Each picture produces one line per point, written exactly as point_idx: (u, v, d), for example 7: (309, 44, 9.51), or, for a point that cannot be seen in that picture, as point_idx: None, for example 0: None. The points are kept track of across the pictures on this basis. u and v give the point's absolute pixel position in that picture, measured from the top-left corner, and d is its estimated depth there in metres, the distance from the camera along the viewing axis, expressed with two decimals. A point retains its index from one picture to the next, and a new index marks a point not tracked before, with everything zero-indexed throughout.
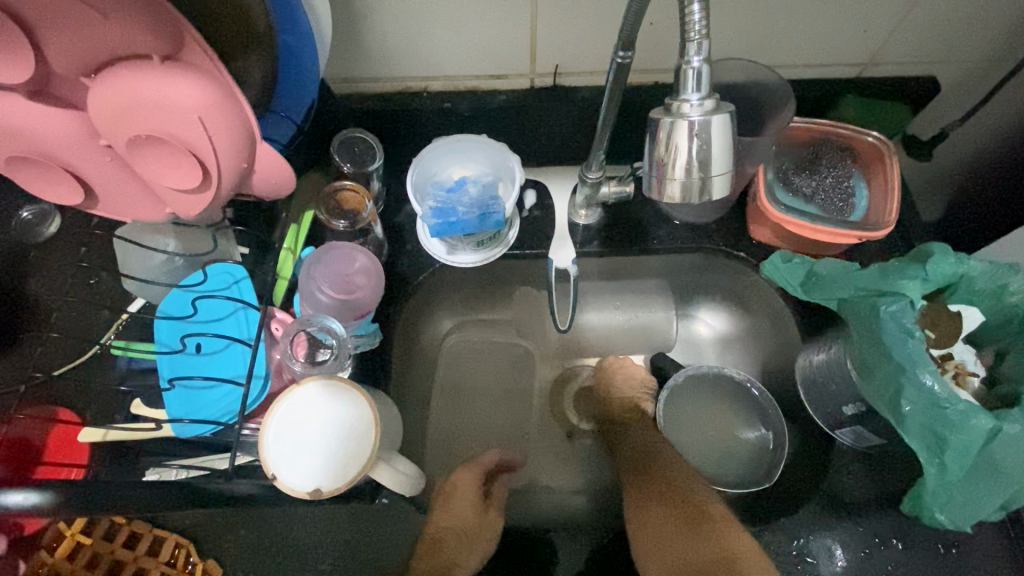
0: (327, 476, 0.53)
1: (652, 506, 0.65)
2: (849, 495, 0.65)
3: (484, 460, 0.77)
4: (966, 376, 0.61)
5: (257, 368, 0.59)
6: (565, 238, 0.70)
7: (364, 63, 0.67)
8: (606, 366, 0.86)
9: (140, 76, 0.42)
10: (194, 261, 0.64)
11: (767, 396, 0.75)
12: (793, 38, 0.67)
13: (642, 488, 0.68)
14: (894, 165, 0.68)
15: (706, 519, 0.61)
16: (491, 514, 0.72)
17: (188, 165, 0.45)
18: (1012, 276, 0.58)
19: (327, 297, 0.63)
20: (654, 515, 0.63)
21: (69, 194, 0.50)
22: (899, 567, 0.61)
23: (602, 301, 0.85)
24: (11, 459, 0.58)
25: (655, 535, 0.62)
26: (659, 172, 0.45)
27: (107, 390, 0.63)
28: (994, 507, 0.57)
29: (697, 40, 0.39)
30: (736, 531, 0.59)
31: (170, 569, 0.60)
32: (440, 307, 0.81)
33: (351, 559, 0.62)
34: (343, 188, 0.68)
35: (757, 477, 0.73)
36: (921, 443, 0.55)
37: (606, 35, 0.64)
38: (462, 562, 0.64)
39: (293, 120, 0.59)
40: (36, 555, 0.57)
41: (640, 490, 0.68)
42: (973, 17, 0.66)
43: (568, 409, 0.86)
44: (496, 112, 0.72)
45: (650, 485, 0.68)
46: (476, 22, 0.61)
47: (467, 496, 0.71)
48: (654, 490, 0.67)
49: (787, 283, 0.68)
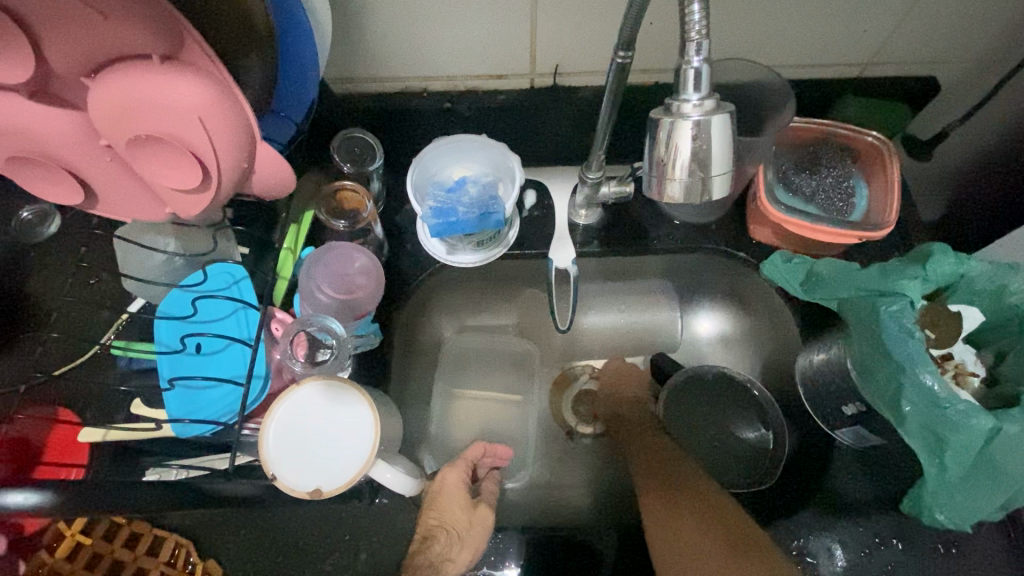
0: (327, 476, 0.53)
1: (676, 526, 0.62)
2: (849, 495, 0.65)
3: (470, 455, 0.73)
4: (966, 376, 0.61)
5: (257, 368, 0.59)
6: (565, 237, 0.70)
7: (364, 63, 0.67)
8: (611, 369, 0.86)
9: (139, 77, 0.42)
10: (194, 261, 0.64)
11: (767, 395, 0.77)
12: (792, 39, 0.67)
13: (667, 498, 0.66)
14: (894, 165, 0.68)
15: (756, 550, 0.56)
16: (482, 509, 0.66)
17: (188, 164, 0.45)
18: (1012, 276, 0.58)
19: (327, 297, 0.63)
20: (685, 534, 0.60)
21: (69, 194, 0.50)
22: (899, 567, 0.61)
23: (605, 302, 0.84)
24: (12, 458, 0.58)
25: (682, 552, 0.59)
26: (659, 172, 0.45)
27: (107, 390, 0.63)
28: (995, 506, 0.57)
29: (697, 40, 0.39)
30: (785, 568, 0.54)
31: (170, 569, 0.60)
32: (440, 308, 0.81)
33: (350, 558, 0.62)
34: (344, 187, 0.68)
35: (757, 476, 0.73)
36: (922, 443, 0.55)
37: (606, 36, 0.64)
38: (453, 558, 0.60)
39: (293, 120, 0.59)
40: (35, 554, 0.57)
41: (666, 504, 0.65)
42: (973, 17, 0.66)
43: (567, 411, 0.86)
44: (495, 112, 0.72)
45: (678, 506, 0.64)
46: (476, 23, 0.62)
47: (455, 492, 0.66)
48: (676, 505, 0.64)
49: (788, 282, 0.68)
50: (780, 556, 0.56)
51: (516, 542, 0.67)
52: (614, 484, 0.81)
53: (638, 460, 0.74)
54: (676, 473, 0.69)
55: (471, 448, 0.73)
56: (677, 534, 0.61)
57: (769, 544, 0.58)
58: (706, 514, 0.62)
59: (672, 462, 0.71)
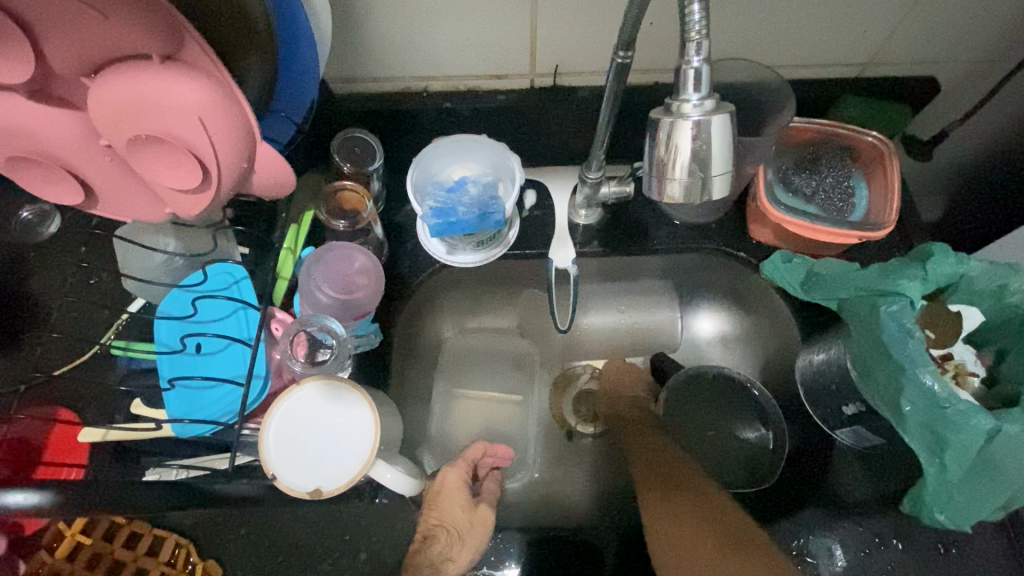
0: (327, 476, 0.53)
1: (677, 524, 0.62)
2: (847, 496, 0.66)
3: (471, 455, 0.73)
4: (966, 376, 0.62)
5: (257, 368, 0.59)
6: (566, 238, 0.70)
7: (365, 63, 0.67)
8: (610, 369, 0.85)
9: (139, 76, 0.42)
10: (194, 261, 0.64)
11: (767, 395, 0.76)
12: (792, 39, 0.67)
13: (667, 497, 0.66)
14: (894, 166, 0.68)
15: (757, 550, 0.56)
16: (483, 509, 0.66)
17: (188, 164, 0.45)
18: (1012, 276, 0.58)
19: (327, 297, 0.63)
20: (684, 532, 0.60)
21: (69, 194, 0.50)
22: (898, 567, 0.61)
23: (605, 303, 0.84)
24: (12, 458, 0.59)
25: (684, 552, 0.59)
26: (659, 172, 0.45)
27: (107, 390, 0.63)
28: (994, 507, 0.57)
29: (697, 40, 0.40)
30: (785, 568, 0.54)
31: (170, 569, 0.60)
32: (441, 307, 0.81)
33: (350, 559, 0.62)
34: (344, 188, 0.67)
35: (756, 475, 0.73)
36: (921, 443, 0.55)
37: (606, 36, 0.64)
38: (453, 558, 0.61)
39: (293, 120, 0.58)
40: (36, 555, 0.58)
41: (666, 504, 0.65)
42: (973, 18, 0.65)
43: (568, 412, 0.85)
44: (495, 112, 0.72)
45: (679, 506, 0.64)
46: (475, 23, 0.62)
47: (455, 494, 0.66)
48: (676, 505, 0.64)
49: (788, 282, 0.68)
50: (784, 560, 0.56)
51: (516, 542, 0.67)
52: (614, 484, 0.81)
53: (638, 460, 0.74)
54: (677, 473, 0.69)
55: (471, 448, 0.74)
56: (677, 532, 0.61)
57: (771, 544, 0.58)
58: (704, 514, 0.62)
59: (674, 462, 0.71)
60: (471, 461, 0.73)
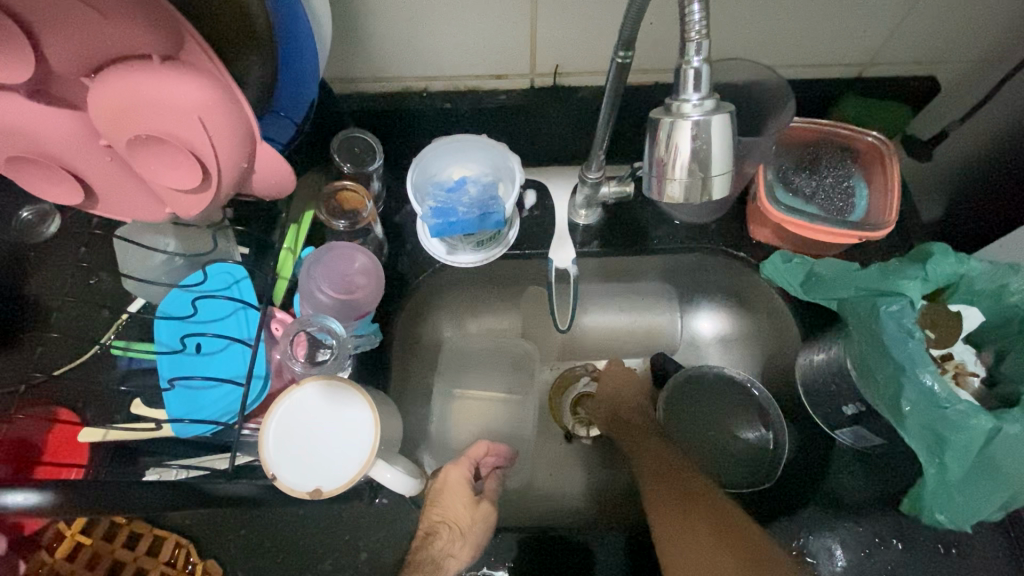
0: (327, 476, 0.53)
1: (684, 523, 0.61)
2: (848, 496, 0.65)
3: (472, 452, 0.72)
4: (966, 376, 0.62)
5: (257, 368, 0.59)
6: (566, 238, 0.70)
7: (365, 64, 0.67)
8: (608, 372, 0.85)
9: (140, 76, 0.42)
10: (194, 261, 0.64)
11: (767, 395, 0.76)
12: (792, 39, 0.67)
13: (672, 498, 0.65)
14: (894, 165, 0.68)
15: (759, 549, 0.57)
16: (484, 506, 0.66)
17: (188, 165, 0.45)
18: (1012, 276, 0.58)
19: (327, 297, 0.63)
20: (691, 535, 0.59)
21: (69, 194, 0.50)
22: (898, 567, 0.61)
23: (605, 303, 0.85)
24: (12, 458, 0.59)
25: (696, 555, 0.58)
26: (659, 173, 0.45)
27: (107, 389, 0.63)
28: (995, 507, 0.57)
29: (697, 40, 0.40)
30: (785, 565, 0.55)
31: (170, 569, 0.60)
32: (441, 307, 0.81)
33: (350, 559, 0.62)
34: (344, 188, 0.68)
35: (757, 478, 0.73)
36: (922, 444, 0.55)
37: (607, 35, 0.64)
38: (454, 554, 0.60)
39: (293, 120, 0.59)
40: (36, 555, 0.58)
41: (674, 506, 0.64)
42: (973, 18, 0.65)
43: (564, 413, 0.85)
44: (495, 112, 0.72)
45: (685, 507, 0.63)
46: (475, 23, 0.62)
47: (457, 490, 0.66)
48: (682, 506, 0.63)
49: (788, 283, 0.69)
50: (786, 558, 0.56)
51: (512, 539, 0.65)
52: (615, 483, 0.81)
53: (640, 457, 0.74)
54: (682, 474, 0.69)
55: (472, 447, 0.73)
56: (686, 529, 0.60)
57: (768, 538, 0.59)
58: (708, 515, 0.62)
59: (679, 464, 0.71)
60: (472, 459, 0.71)
